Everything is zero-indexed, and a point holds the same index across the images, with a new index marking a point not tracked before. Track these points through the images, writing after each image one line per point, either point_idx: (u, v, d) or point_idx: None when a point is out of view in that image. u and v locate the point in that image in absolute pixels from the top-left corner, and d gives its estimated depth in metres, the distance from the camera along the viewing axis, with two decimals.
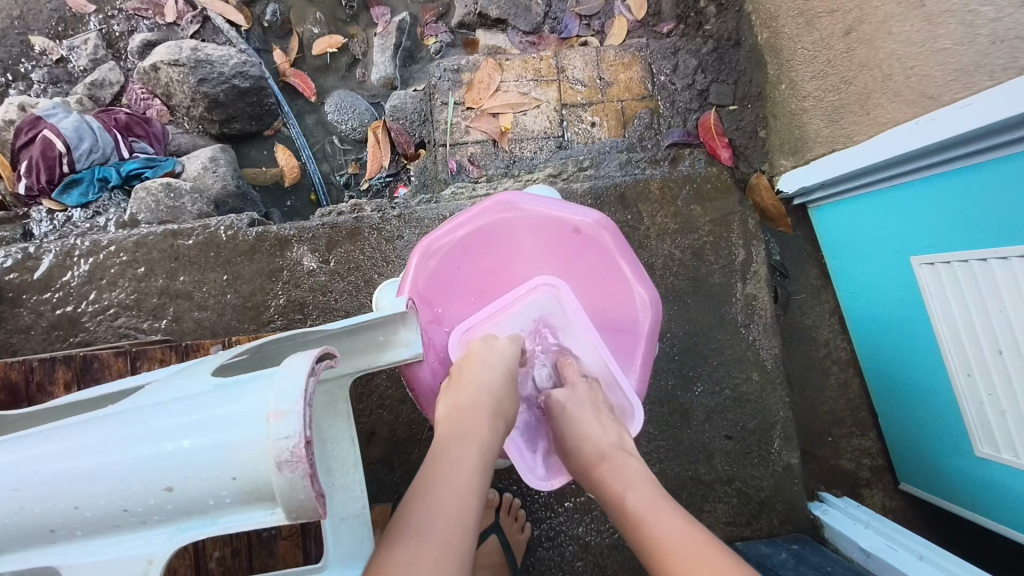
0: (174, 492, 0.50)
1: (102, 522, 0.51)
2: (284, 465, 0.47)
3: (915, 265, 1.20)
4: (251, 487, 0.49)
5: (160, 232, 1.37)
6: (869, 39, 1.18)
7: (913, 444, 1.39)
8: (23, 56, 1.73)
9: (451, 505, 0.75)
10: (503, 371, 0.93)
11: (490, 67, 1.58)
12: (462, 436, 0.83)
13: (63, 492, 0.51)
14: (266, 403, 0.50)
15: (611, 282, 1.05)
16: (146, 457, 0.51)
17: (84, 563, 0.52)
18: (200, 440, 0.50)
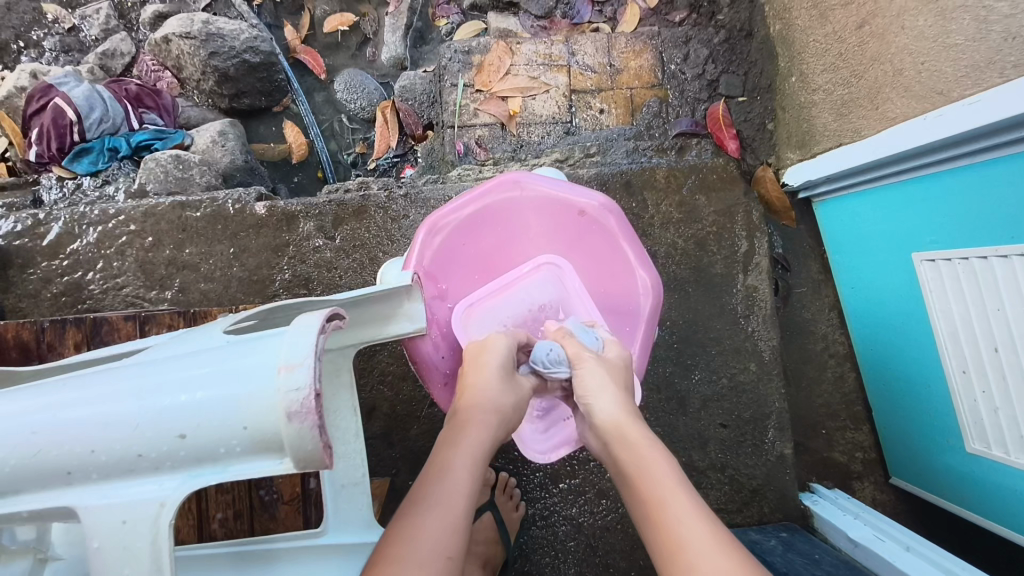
0: (187, 439, 0.51)
1: (115, 465, 0.52)
2: (294, 415, 0.49)
3: (915, 261, 1.21)
4: (262, 434, 0.50)
5: (169, 203, 1.38)
6: (881, 33, 1.18)
7: (906, 439, 1.40)
8: (34, 24, 1.71)
9: (443, 508, 0.76)
10: (507, 371, 0.92)
11: (500, 50, 1.57)
12: (451, 439, 0.84)
13: (81, 435, 0.52)
14: (275, 358, 0.52)
15: (614, 264, 1.05)
16: (161, 406, 0.52)
17: (97, 506, 0.52)
18: (214, 390, 0.52)
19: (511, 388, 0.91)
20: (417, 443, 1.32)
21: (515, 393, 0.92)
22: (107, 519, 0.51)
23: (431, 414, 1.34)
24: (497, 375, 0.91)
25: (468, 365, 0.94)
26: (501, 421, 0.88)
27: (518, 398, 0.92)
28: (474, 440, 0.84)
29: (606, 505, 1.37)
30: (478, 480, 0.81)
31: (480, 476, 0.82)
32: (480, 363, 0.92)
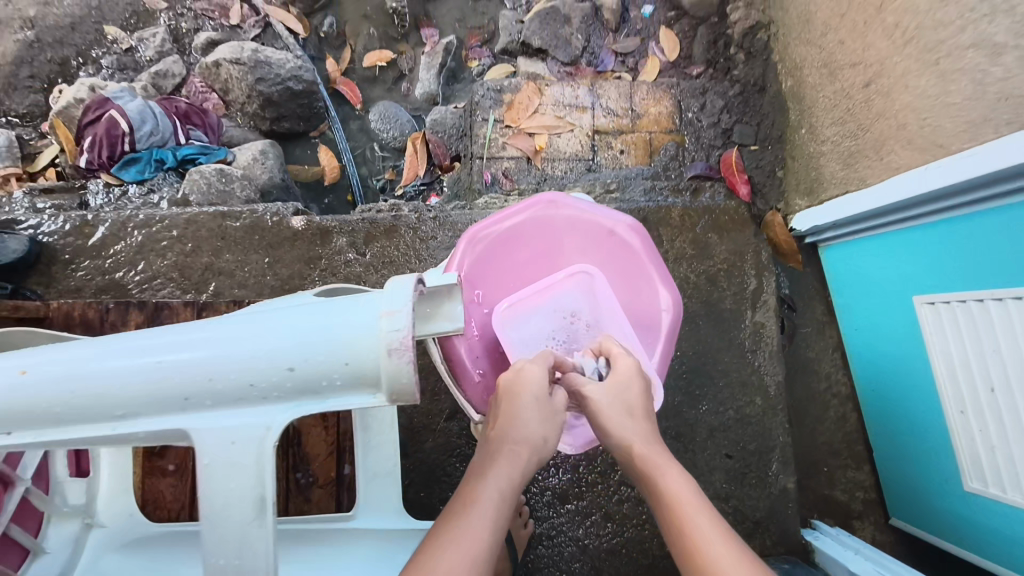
0: (296, 372, 0.62)
1: (229, 394, 0.63)
2: (394, 350, 0.62)
3: (916, 304, 1.29)
4: (362, 371, 0.63)
5: (211, 212, 1.45)
6: (887, 91, 1.29)
7: (905, 479, 1.45)
8: (95, 43, 1.80)
9: (467, 551, 0.77)
10: (537, 405, 0.89)
11: (530, 90, 1.66)
12: (483, 471, 0.87)
13: (202, 366, 0.62)
14: (376, 306, 0.64)
15: (637, 280, 1.12)
16: (272, 343, 0.63)
17: (208, 429, 0.62)
18: (318, 334, 0.63)
19: (543, 418, 0.89)
20: (432, 455, 1.36)
21: (548, 422, 0.90)
22: (224, 440, 0.62)
23: (447, 428, 1.38)
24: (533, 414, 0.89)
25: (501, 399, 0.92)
26: (532, 453, 0.89)
27: (553, 426, 0.91)
28: (498, 479, 0.85)
29: (612, 528, 1.42)
30: (502, 525, 0.82)
31: (504, 517, 0.83)
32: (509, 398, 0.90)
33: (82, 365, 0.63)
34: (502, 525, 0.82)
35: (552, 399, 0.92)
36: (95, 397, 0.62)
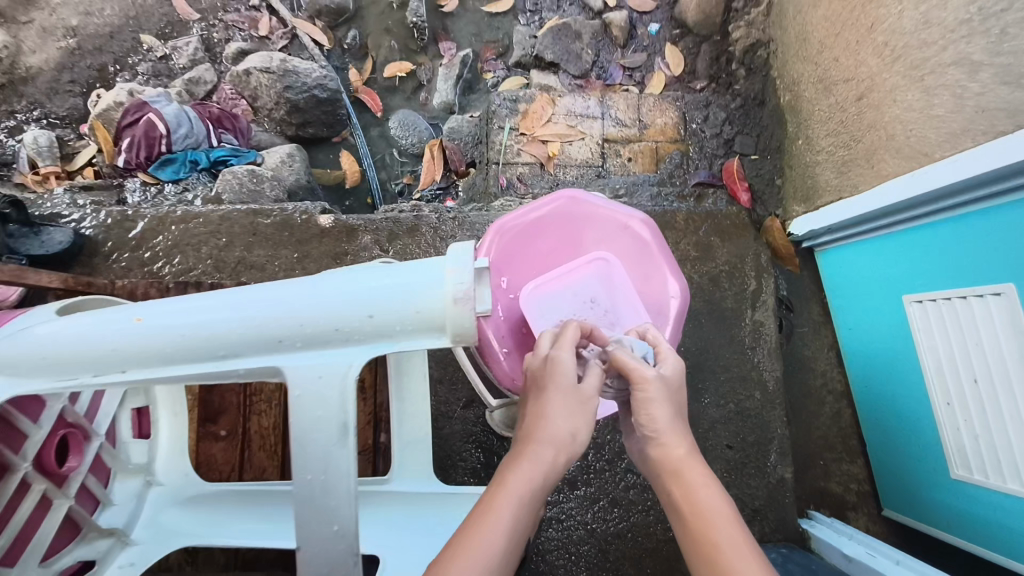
0: (377, 319, 0.75)
1: (318, 336, 0.73)
2: (458, 300, 0.78)
3: (905, 303, 1.38)
4: (430, 318, 0.77)
5: (244, 210, 1.55)
6: (878, 104, 1.39)
7: (897, 471, 1.53)
8: (132, 51, 1.89)
9: (482, 548, 0.72)
10: (570, 392, 0.85)
11: (544, 101, 1.77)
12: (511, 466, 0.82)
13: (297, 312, 0.74)
14: (440, 267, 0.79)
15: (650, 269, 1.19)
16: (356, 295, 0.75)
17: (299, 365, 0.72)
18: (395, 288, 0.76)
19: (574, 410, 0.84)
20: (450, 440, 1.44)
21: (584, 416, 0.85)
22: (311, 376, 0.72)
23: (465, 415, 1.46)
24: (564, 408, 0.84)
25: (532, 390, 0.88)
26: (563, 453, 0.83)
27: (587, 421, 0.85)
28: (523, 478, 0.79)
29: (618, 513, 1.51)
30: (522, 528, 0.76)
31: (526, 521, 0.78)
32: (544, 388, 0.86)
33: (195, 311, 0.74)
34: (521, 529, 0.76)
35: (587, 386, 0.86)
36: (208, 337, 0.73)
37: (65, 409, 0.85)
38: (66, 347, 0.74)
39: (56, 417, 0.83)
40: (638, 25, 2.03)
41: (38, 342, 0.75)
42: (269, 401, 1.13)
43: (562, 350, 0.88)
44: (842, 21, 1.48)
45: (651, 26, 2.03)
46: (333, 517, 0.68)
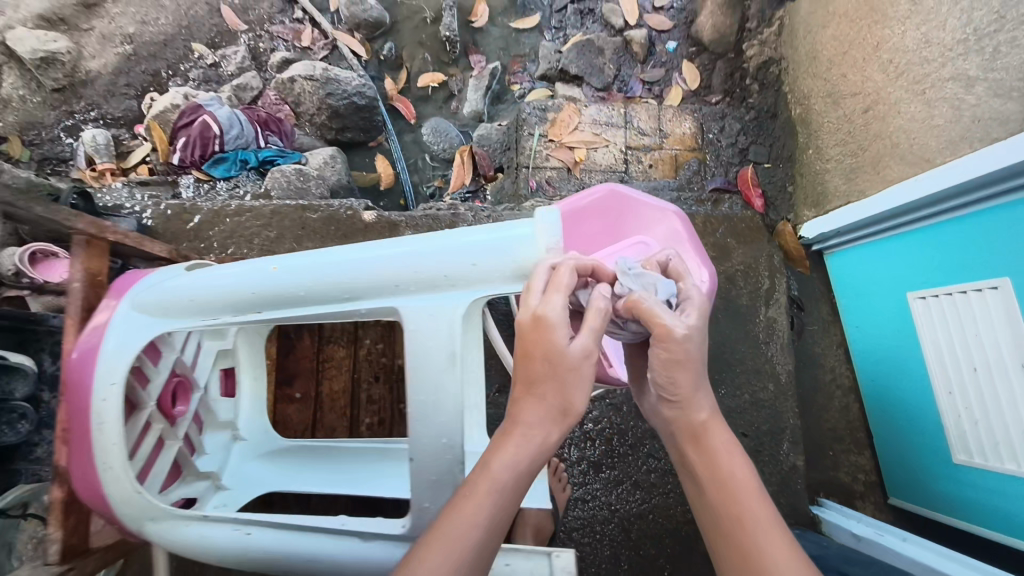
0: (477, 268, 0.81)
1: (427, 283, 0.82)
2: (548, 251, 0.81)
3: (909, 300, 1.49)
4: (525, 268, 0.81)
5: (294, 205, 1.66)
6: (884, 116, 1.50)
7: (900, 460, 1.63)
8: (184, 58, 2.02)
9: (468, 527, 0.70)
10: (564, 358, 0.75)
11: (570, 110, 1.89)
12: (503, 433, 0.77)
13: (407, 262, 0.82)
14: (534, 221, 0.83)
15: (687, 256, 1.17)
16: (457, 246, 0.82)
17: (413, 308, 0.82)
18: (490, 241, 0.82)
19: (568, 378, 0.75)
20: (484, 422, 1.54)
21: (580, 383, 0.76)
22: (424, 315, 0.82)
23: (498, 399, 1.56)
24: (556, 383, 0.76)
25: (519, 348, 0.77)
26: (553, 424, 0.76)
27: (582, 387, 0.76)
28: (509, 457, 0.74)
29: (639, 495, 1.60)
30: (509, 509, 0.73)
31: (511, 507, 0.73)
32: (530, 351, 0.76)
33: (320, 261, 0.84)
34: (505, 516, 0.73)
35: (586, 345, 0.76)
36: (332, 284, 0.84)
37: (178, 359, 0.94)
38: (203, 293, 0.86)
39: (171, 365, 0.93)
40: (656, 43, 2.17)
41: (182, 290, 0.87)
42: (340, 366, 1.21)
43: (554, 303, 0.76)
44: (850, 40, 1.60)
45: (668, 43, 2.17)
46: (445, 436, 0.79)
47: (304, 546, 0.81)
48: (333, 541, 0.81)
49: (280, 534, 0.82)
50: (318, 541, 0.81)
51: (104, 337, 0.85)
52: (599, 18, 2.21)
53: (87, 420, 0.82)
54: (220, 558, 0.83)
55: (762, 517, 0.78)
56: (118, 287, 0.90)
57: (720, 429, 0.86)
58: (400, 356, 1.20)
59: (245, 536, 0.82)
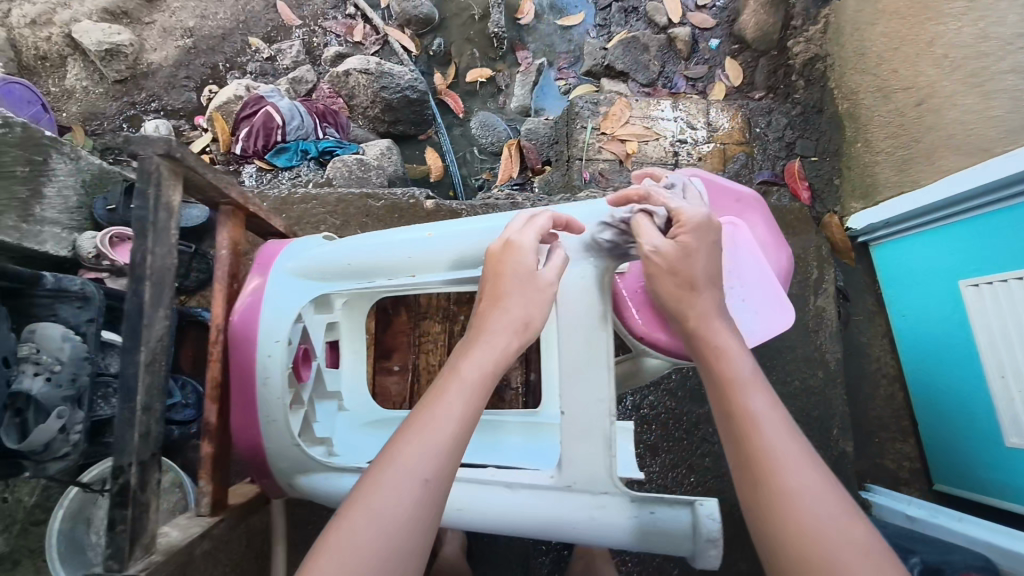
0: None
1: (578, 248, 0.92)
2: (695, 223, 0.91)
3: (960, 287, 1.50)
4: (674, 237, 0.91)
5: (358, 193, 1.70)
6: (937, 109, 1.54)
7: (948, 446, 1.66)
8: (241, 51, 2.10)
9: (443, 417, 0.71)
10: (523, 281, 0.83)
11: (622, 104, 1.93)
12: (469, 339, 0.80)
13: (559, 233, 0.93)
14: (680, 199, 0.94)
15: (767, 242, 1.15)
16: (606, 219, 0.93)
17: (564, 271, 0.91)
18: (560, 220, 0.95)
19: (525, 298, 0.82)
20: None
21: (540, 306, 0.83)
22: (576, 277, 0.90)
23: None
24: (515, 299, 0.82)
25: (488, 272, 0.85)
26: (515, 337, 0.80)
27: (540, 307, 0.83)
28: (475, 361, 0.76)
29: (694, 479, 1.64)
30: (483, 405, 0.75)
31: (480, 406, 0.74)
32: (500, 271, 0.83)
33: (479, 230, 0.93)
34: (475, 414, 0.74)
35: (543, 276, 0.84)
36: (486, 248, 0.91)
37: (306, 329, 1.00)
38: (358, 256, 0.95)
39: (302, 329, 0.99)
40: (699, 41, 2.23)
41: (337, 255, 0.96)
42: (436, 340, 1.22)
43: (525, 233, 0.85)
44: (901, 36, 1.64)
45: (711, 41, 2.22)
46: (596, 394, 0.85)
47: (454, 495, 0.87)
48: (481, 490, 0.86)
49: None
50: (468, 490, 0.87)
51: (261, 305, 0.97)
52: (643, 16, 2.28)
53: (253, 375, 0.95)
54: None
55: (766, 410, 0.74)
56: (261, 261, 1.01)
57: (717, 329, 0.84)
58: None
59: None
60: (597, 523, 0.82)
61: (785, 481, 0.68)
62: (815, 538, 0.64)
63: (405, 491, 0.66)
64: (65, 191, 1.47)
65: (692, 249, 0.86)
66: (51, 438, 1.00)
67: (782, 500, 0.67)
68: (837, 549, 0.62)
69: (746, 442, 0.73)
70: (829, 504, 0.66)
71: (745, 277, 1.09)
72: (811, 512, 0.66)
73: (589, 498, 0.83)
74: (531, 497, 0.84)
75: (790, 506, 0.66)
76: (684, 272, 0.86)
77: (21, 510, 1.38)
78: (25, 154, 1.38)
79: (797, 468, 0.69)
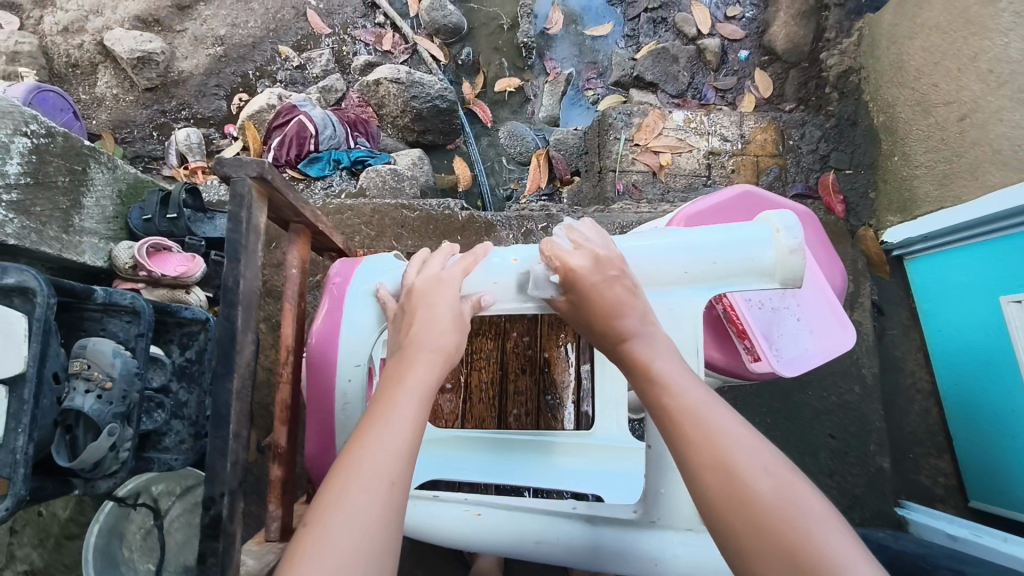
0: (521, 264, 0.95)
1: (662, 280, 0.92)
2: (791, 252, 0.86)
3: (1002, 304, 1.43)
4: (765, 270, 0.87)
5: (393, 204, 1.68)
6: (980, 123, 1.50)
7: (981, 465, 1.56)
8: (271, 60, 2.14)
9: (394, 422, 0.73)
10: (454, 307, 0.90)
11: (655, 115, 1.92)
12: (404, 357, 0.83)
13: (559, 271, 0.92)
14: (771, 226, 0.88)
15: (826, 258, 1.19)
16: (688, 256, 0.89)
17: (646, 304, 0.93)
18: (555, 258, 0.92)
19: (449, 324, 0.88)
20: None
21: (460, 337, 0.88)
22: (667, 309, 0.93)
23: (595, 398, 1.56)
24: (431, 321, 0.87)
25: (414, 305, 0.90)
26: (444, 362, 0.84)
27: (457, 335, 0.88)
28: (420, 374, 0.80)
29: None
30: (425, 412, 0.77)
31: (428, 414, 0.77)
32: (427, 301, 0.89)
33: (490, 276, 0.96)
34: (423, 421, 0.76)
35: (462, 311, 0.91)
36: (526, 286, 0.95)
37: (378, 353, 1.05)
38: None
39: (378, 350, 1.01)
40: (729, 52, 2.22)
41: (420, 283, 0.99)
42: (489, 357, 1.27)
43: (450, 271, 0.94)
44: (942, 51, 1.61)
45: (741, 52, 2.22)
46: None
47: (529, 528, 0.85)
48: (561, 523, 0.85)
49: (507, 517, 0.87)
50: (546, 522, 0.85)
51: (337, 330, 1.00)
52: (672, 26, 2.28)
53: (332, 400, 0.98)
54: (453, 539, 0.88)
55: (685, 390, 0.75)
56: (339, 279, 1.04)
57: (641, 340, 0.83)
58: (545, 349, 1.26)
59: (477, 517, 0.88)
60: (682, 562, 0.79)
61: (712, 455, 0.67)
62: (739, 503, 0.64)
63: (361, 489, 0.67)
64: (102, 200, 1.46)
65: (590, 301, 0.86)
66: (102, 455, 0.97)
67: (706, 472, 0.67)
68: (761, 507, 0.63)
69: (670, 425, 0.72)
70: (746, 461, 0.66)
71: (804, 297, 1.14)
72: (737, 474, 0.66)
73: (675, 535, 0.81)
74: (614, 532, 0.83)
75: (713, 476, 0.67)
76: (597, 316, 0.86)
77: (56, 525, 1.36)
78: (68, 163, 1.37)
79: (718, 433, 0.69)
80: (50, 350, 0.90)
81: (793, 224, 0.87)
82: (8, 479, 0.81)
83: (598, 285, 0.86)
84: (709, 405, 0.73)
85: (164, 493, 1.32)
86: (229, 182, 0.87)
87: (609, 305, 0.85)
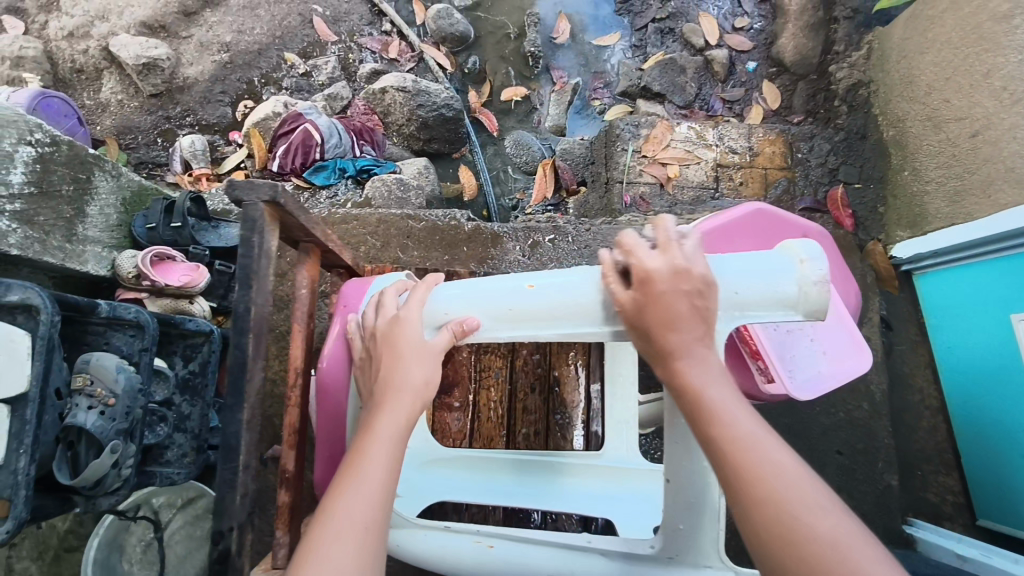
0: (536, 291, 0.87)
1: None
2: (817, 285, 0.80)
3: (1012, 322, 1.41)
4: (788, 301, 0.81)
5: (400, 214, 1.67)
6: (993, 141, 1.48)
7: (989, 485, 1.53)
8: (277, 67, 2.13)
9: (367, 470, 0.72)
10: (420, 342, 0.86)
11: (663, 127, 1.90)
12: (377, 403, 0.81)
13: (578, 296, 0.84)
14: (793, 256, 0.82)
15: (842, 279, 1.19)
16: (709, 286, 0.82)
17: None
18: (580, 280, 0.85)
19: (421, 361, 0.84)
20: None
21: (433, 371, 0.85)
22: None
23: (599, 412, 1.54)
24: (399, 363, 0.84)
25: (384, 348, 0.87)
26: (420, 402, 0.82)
27: (430, 370, 0.85)
28: (388, 418, 0.78)
29: None
30: (400, 453, 0.76)
31: (400, 457, 0.76)
32: (393, 343, 0.86)
33: (499, 297, 0.89)
34: (399, 464, 0.75)
35: (439, 343, 0.86)
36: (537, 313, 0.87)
37: None
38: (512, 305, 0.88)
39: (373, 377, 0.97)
40: (737, 62, 2.22)
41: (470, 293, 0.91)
42: (499, 374, 1.26)
43: (410, 308, 0.89)
44: (954, 66, 1.59)
45: (748, 64, 2.22)
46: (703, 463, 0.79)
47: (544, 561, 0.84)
48: (578, 559, 0.83)
49: (522, 550, 0.86)
50: (561, 558, 0.84)
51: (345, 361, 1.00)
52: (680, 37, 2.27)
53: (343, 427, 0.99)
54: (462, 569, 0.87)
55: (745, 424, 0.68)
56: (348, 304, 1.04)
57: (690, 358, 0.73)
58: (556, 368, 1.25)
59: (489, 549, 0.87)
60: None
61: (769, 494, 0.63)
62: (800, 550, 0.60)
63: (341, 539, 0.66)
64: (106, 209, 1.45)
65: (653, 304, 0.74)
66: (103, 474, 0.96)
67: (764, 510, 0.63)
68: (817, 545, 0.59)
69: (720, 459, 0.66)
70: (805, 507, 0.61)
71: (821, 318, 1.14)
72: (793, 513, 0.62)
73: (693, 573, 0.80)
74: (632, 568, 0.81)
75: (768, 517, 0.62)
76: (653, 322, 0.74)
77: (55, 537, 1.34)
78: (72, 172, 1.35)
79: (775, 470, 0.64)
80: (53, 367, 0.89)
81: (818, 254, 0.82)
82: (8, 501, 0.80)
83: (665, 294, 0.74)
84: (762, 442, 0.67)
85: (165, 506, 1.30)
86: (241, 205, 0.85)
87: (669, 315, 0.74)
